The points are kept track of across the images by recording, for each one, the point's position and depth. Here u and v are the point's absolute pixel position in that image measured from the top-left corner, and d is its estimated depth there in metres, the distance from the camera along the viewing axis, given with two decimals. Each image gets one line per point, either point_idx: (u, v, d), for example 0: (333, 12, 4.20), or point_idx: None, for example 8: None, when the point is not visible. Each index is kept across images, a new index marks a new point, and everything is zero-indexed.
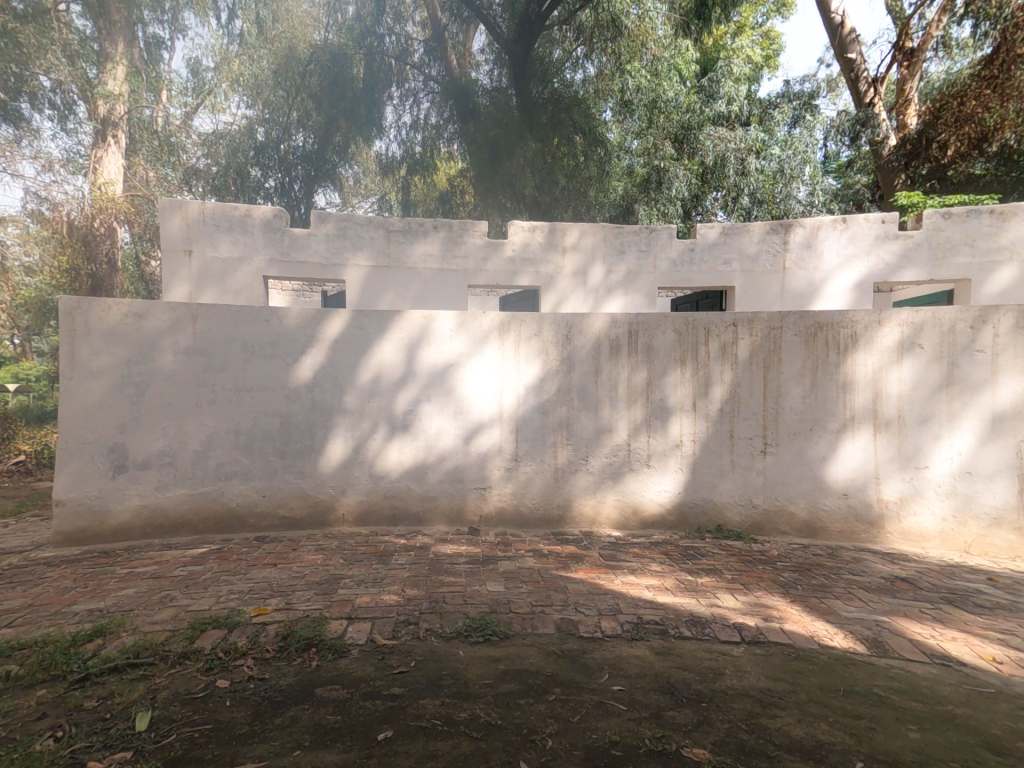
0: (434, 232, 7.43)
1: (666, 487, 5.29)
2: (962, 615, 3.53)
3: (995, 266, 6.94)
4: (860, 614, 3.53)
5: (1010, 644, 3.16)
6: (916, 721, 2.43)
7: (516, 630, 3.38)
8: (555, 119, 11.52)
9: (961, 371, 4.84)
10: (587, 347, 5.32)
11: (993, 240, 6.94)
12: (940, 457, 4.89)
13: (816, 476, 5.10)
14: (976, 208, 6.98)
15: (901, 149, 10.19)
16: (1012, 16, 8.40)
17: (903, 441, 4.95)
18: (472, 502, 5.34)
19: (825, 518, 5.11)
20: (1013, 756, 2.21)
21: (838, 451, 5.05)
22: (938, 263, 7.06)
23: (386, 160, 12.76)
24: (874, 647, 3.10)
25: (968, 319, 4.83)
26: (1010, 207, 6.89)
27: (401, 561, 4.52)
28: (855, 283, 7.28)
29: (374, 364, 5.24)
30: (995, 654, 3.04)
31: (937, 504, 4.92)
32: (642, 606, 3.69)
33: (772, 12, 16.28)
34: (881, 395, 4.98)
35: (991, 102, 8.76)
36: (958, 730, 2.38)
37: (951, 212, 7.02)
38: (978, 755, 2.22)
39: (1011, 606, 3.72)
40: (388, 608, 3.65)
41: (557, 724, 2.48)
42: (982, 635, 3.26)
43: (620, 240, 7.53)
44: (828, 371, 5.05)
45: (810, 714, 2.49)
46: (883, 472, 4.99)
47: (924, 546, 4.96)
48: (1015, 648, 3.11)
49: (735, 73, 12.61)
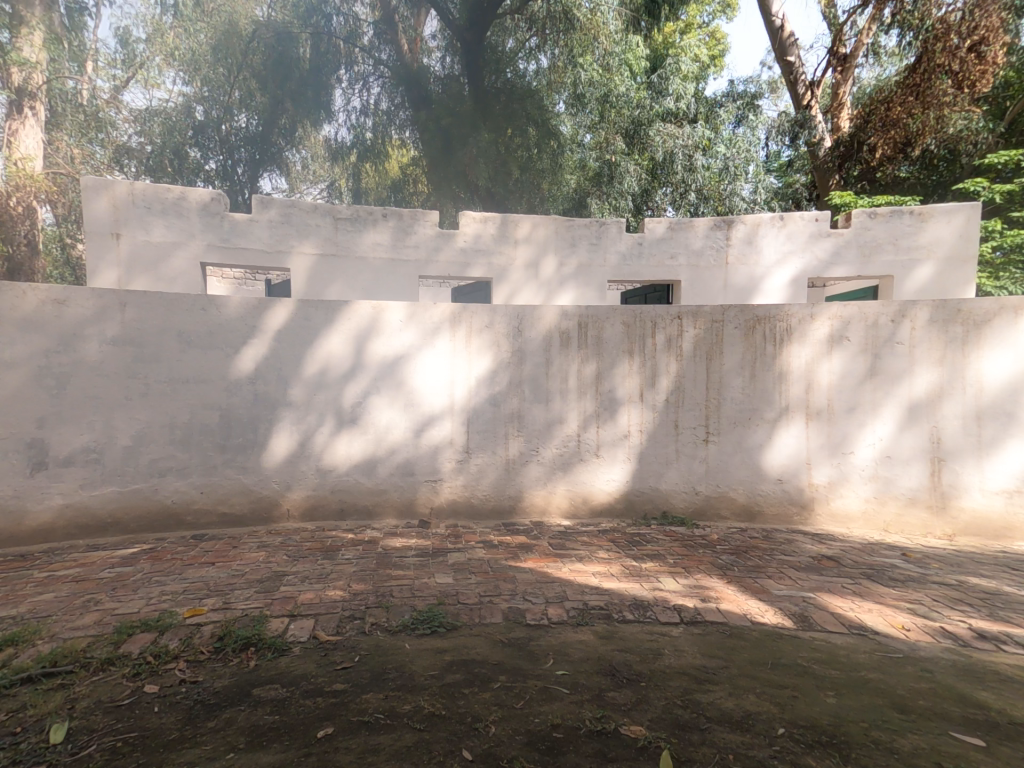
0: (383, 220, 7.27)
1: (615, 476, 5.40)
2: (878, 589, 3.77)
3: (915, 264, 7.41)
4: (789, 591, 3.72)
5: (918, 612, 3.41)
6: (833, 687, 2.59)
7: (464, 621, 3.38)
8: (508, 109, 11.46)
9: (884, 362, 5.13)
10: (538, 340, 5.34)
11: (914, 238, 7.39)
12: (864, 443, 5.19)
13: (753, 463, 5.33)
14: (898, 208, 7.43)
15: (835, 151, 10.67)
16: (931, 28, 8.83)
17: (832, 429, 5.23)
18: (423, 495, 5.29)
19: (762, 502, 5.35)
20: (914, 713, 2.39)
21: (774, 439, 5.29)
22: (865, 260, 7.47)
23: (335, 145, 12.41)
24: (799, 622, 3.27)
25: (890, 313, 5.12)
26: (927, 208, 7.37)
27: (348, 556, 4.43)
28: (791, 279, 7.61)
29: (320, 356, 5.09)
30: (905, 622, 3.28)
31: (861, 487, 5.23)
32: (587, 592, 3.77)
33: (718, 12, 16.69)
34: (812, 385, 5.24)
35: (914, 109, 9.36)
36: (869, 693, 2.55)
37: (876, 211, 7.44)
38: (885, 713, 2.39)
39: (921, 578, 4.01)
40: (332, 603, 3.58)
41: (500, 712, 2.50)
42: (894, 606, 3.50)
43: (571, 233, 7.60)
44: (765, 364, 5.27)
45: (739, 686, 2.61)
46: (813, 458, 5.26)
47: (849, 526, 5.27)
48: (923, 617, 3.36)
49: (683, 71, 12.87)
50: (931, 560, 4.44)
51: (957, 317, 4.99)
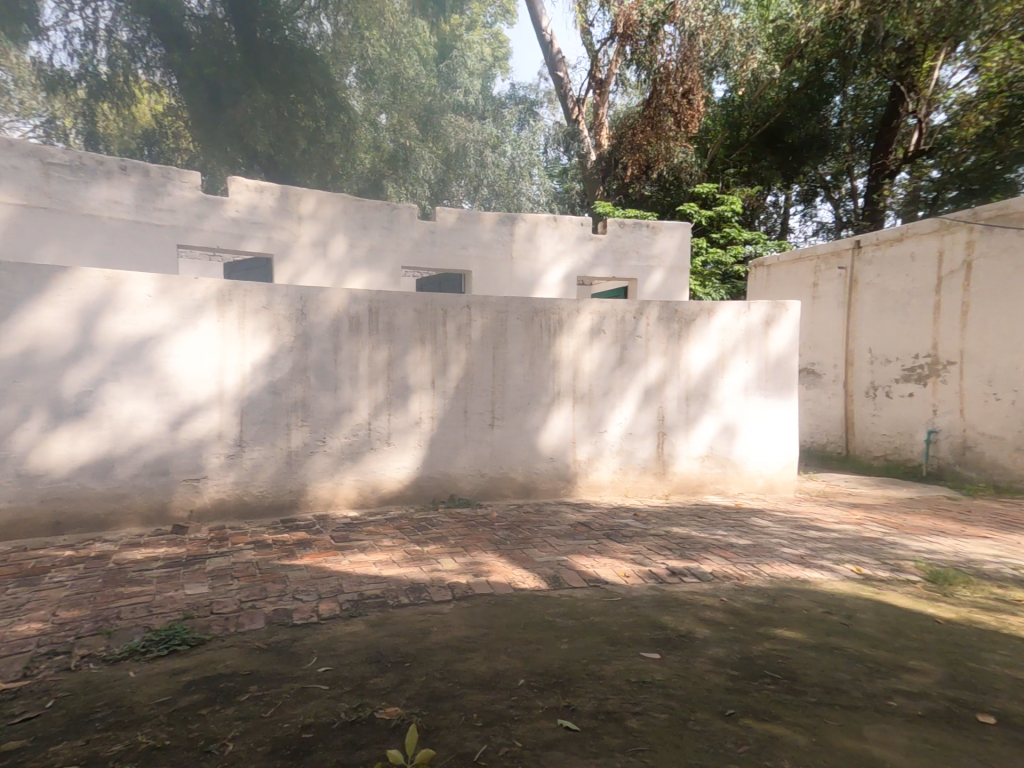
0: (121, 174, 6.03)
1: (405, 464, 5.32)
2: (613, 546, 4.36)
3: (651, 269, 8.79)
4: (549, 557, 4.09)
5: (635, 560, 4.02)
6: (568, 635, 2.90)
7: (214, 633, 2.97)
8: (288, 72, 10.48)
9: (630, 352, 5.96)
10: (326, 323, 4.97)
11: (650, 248, 8.76)
12: (614, 422, 5.96)
13: (530, 444, 5.74)
14: (638, 221, 8.74)
15: (598, 165, 12.44)
16: (658, 72, 10.95)
17: (591, 411, 5.90)
18: (180, 499, 4.53)
19: (536, 478, 5.79)
20: (622, 642, 2.79)
21: (548, 422, 5.77)
22: (618, 263, 8.62)
23: (52, 75, 9.65)
24: (553, 583, 3.61)
25: (633, 310, 5.96)
26: (658, 223, 8.79)
27: (58, 578, 3.57)
28: (564, 276, 8.38)
29: (26, 332, 4.01)
30: (627, 570, 3.83)
31: (611, 460, 6.00)
32: (364, 582, 3.64)
33: (499, 16, 17.57)
34: (578, 372, 5.84)
35: (651, 138, 11.36)
36: (595, 633, 2.91)
37: (624, 223, 8.64)
38: (601, 648, 2.74)
39: (641, 531, 4.77)
40: (23, 641, 2.83)
41: (242, 726, 2.23)
42: (620, 558, 4.07)
43: (361, 214, 7.25)
44: (542, 353, 5.71)
45: (494, 649, 2.76)
46: (577, 437, 5.88)
47: (600, 494, 6.02)
48: (639, 563, 3.98)
49: (469, 66, 13.88)
50: (650, 516, 5.32)
51: (675, 315, 6.01)
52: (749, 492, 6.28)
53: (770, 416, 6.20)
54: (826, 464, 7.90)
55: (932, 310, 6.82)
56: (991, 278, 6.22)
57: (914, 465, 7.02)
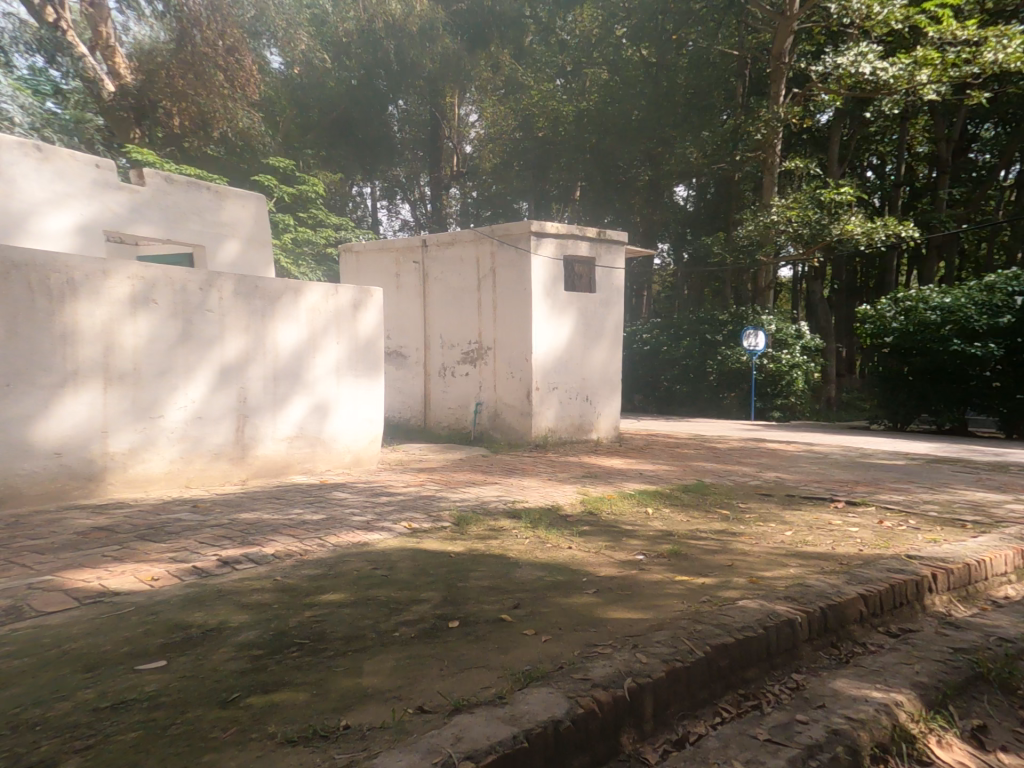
0: None
1: None
2: (149, 548, 3.78)
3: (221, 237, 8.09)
4: (14, 583, 3.24)
5: (174, 559, 3.61)
6: (21, 678, 2.28)
7: None
8: None
9: (195, 326, 5.35)
10: None
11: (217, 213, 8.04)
12: (174, 406, 5.24)
13: (18, 437, 4.46)
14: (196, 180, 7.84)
15: None
16: None
17: (137, 393, 5.04)
18: None
19: (30, 480, 4.56)
20: (104, 664, 2.37)
21: (55, 407, 4.62)
22: (172, 223, 7.55)
23: None
24: (9, 615, 2.85)
25: (197, 281, 5.37)
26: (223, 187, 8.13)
27: None
28: (77, 225, 6.73)
29: None
30: (156, 573, 3.38)
31: (166, 449, 5.22)
32: None
33: None
34: (111, 347, 4.90)
35: None
36: (67, 664, 2.39)
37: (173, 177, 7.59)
38: (71, 679, 2.26)
39: (194, 524, 4.34)
40: None
41: None
42: (153, 560, 3.58)
43: None
44: (36, 321, 4.53)
45: None
46: (110, 425, 4.90)
47: (148, 489, 5.16)
48: (175, 562, 3.57)
49: None
50: (214, 505, 4.88)
51: (257, 291, 5.73)
52: (336, 468, 6.38)
53: (358, 398, 6.50)
54: (416, 434, 9.05)
55: (478, 308, 8.50)
56: (511, 287, 8.13)
57: (466, 432, 8.65)
